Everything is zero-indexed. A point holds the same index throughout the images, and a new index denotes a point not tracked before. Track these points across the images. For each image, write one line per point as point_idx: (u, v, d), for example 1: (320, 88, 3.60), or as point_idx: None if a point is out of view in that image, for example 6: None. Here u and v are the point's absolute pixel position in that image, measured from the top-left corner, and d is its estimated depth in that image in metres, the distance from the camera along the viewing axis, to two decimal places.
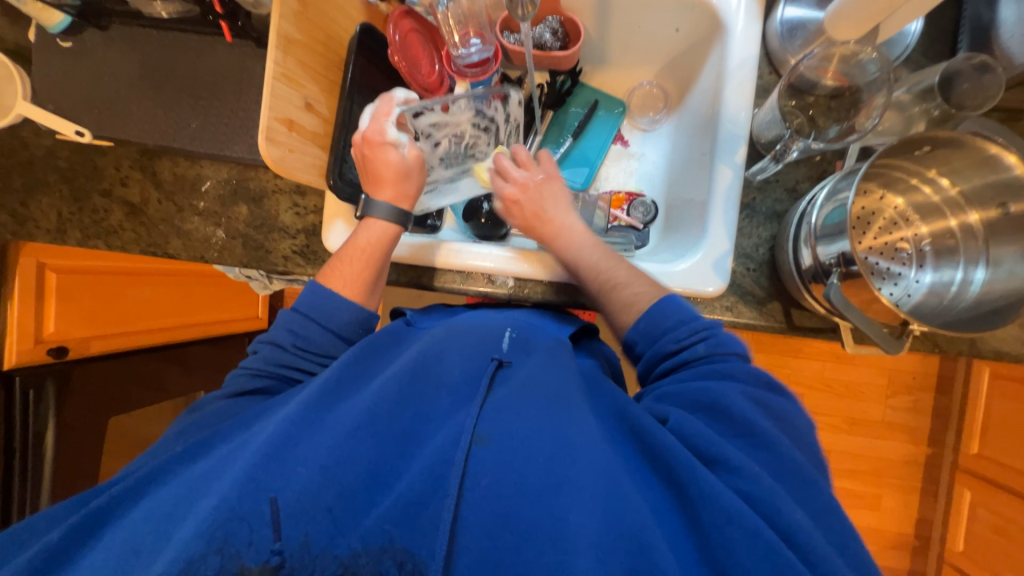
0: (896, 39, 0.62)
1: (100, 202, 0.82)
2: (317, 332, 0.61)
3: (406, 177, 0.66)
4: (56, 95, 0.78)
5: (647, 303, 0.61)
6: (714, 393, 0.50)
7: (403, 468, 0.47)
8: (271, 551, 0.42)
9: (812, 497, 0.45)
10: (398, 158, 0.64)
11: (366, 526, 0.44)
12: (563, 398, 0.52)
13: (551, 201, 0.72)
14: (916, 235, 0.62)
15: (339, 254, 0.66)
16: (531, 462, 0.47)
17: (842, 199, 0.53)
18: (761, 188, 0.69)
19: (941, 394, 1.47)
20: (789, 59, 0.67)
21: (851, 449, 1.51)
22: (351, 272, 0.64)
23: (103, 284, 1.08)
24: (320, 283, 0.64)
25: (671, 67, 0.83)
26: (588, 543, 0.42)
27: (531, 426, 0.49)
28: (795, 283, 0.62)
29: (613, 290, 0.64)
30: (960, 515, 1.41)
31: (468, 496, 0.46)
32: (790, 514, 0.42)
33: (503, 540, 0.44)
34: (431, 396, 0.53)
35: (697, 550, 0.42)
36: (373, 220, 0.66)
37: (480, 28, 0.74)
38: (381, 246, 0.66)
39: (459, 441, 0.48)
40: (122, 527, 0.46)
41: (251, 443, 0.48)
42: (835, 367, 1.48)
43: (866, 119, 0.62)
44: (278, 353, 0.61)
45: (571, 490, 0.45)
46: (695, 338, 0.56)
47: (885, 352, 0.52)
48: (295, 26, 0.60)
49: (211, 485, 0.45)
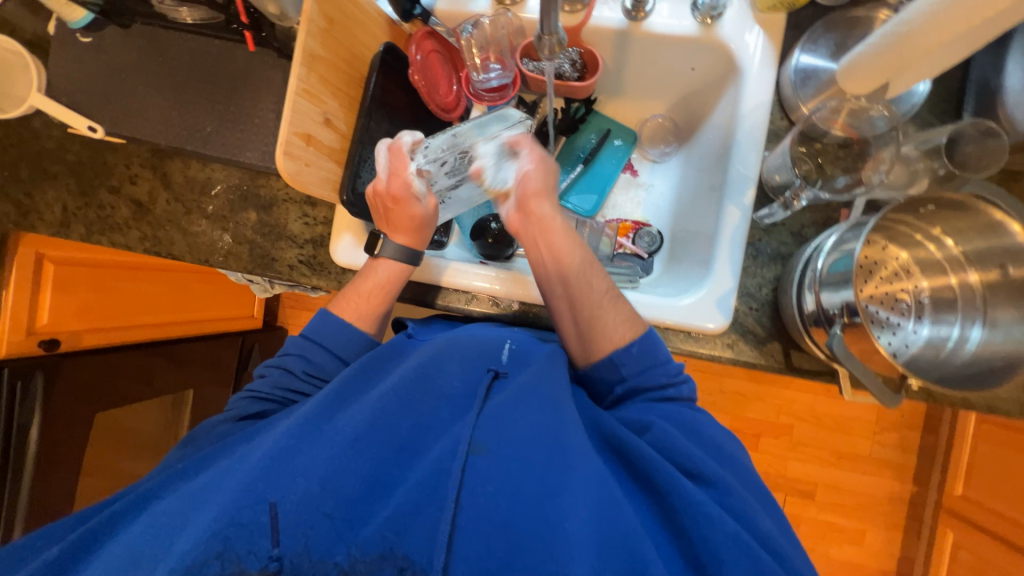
0: (904, 96, 0.65)
1: (107, 198, 0.82)
2: (326, 358, 0.63)
3: (425, 227, 0.67)
4: (72, 89, 0.78)
5: (626, 334, 0.58)
6: (689, 419, 0.55)
7: (400, 477, 0.47)
8: (269, 557, 0.41)
9: (760, 489, 0.52)
10: (420, 210, 0.66)
11: (363, 535, 0.43)
12: (559, 408, 0.51)
13: (549, 218, 0.62)
14: (916, 288, 0.63)
15: (353, 286, 0.67)
16: (527, 472, 0.46)
17: (848, 249, 0.54)
18: (767, 230, 0.70)
19: (927, 433, 1.49)
20: (800, 106, 0.69)
21: (837, 483, 1.52)
22: (364, 306, 0.65)
23: (100, 277, 1.08)
24: (331, 313, 0.65)
25: (683, 103, 0.85)
26: (587, 554, 0.41)
27: (528, 437, 0.48)
28: (797, 327, 0.63)
29: (593, 323, 0.59)
30: (942, 555, 1.42)
31: (465, 505, 0.45)
32: (758, 519, 0.46)
33: (499, 551, 0.43)
34: (428, 404, 0.52)
35: (683, 556, 0.44)
36: (386, 259, 0.66)
37: (500, 54, 0.76)
38: (396, 282, 0.67)
39: (457, 452, 0.47)
40: (120, 540, 0.46)
41: (253, 452, 0.48)
42: (826, 400, 1.50)
43: (872, 171, 0.65)
44: (285, 377, 0.62)
45: (568, 498, 0.44)
46: (681, 378, 0.58)
47: (883, 406, 0.52)
48: (320, 43, 0.61)
49: (210, 495, 0.45)
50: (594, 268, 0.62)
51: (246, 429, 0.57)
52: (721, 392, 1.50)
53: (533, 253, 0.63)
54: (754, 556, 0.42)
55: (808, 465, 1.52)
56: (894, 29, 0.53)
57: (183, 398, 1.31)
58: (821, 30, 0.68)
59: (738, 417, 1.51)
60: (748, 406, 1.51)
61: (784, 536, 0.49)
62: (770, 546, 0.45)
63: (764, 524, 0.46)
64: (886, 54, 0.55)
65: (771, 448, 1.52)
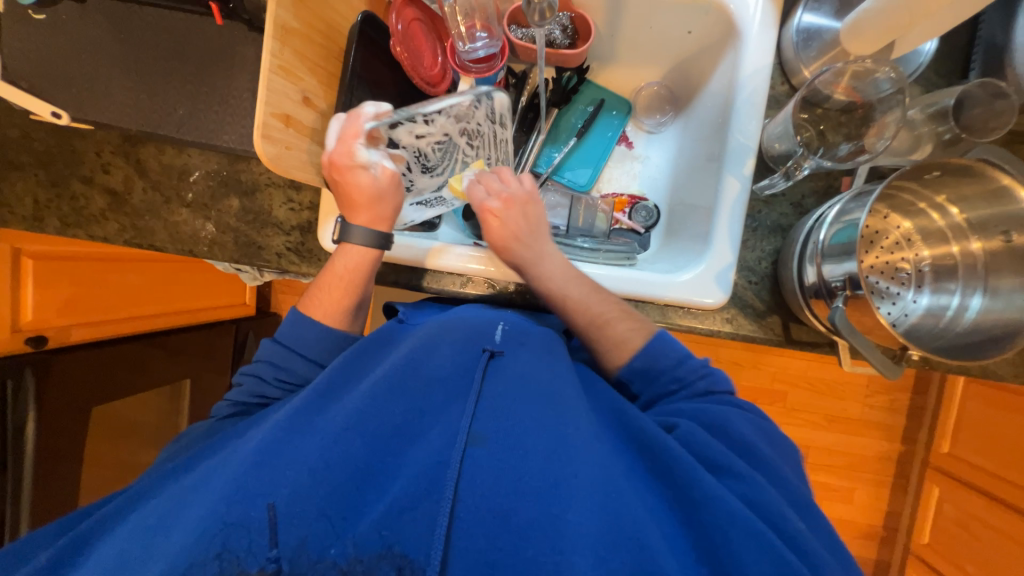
0: (910, 57, 0.62)
1: (80, 189, 0.78)
2: (297, 362, 0.61)
3: (380, 198, 0.61)
4: (30, 73, 0.73)
5: (639, 341, 0.60)
6: (717, 415, 0.53)
7: (397, 469, 0.46)
8: (267, 558, 0.41)
9: (793, 493, 0.49)
10: (370, 179, 0.59)
11: (360, 532, 0.43)
12: (558, 395, 0.51)
13: (530, 223, 0.66)
14: (917, 257, 0.63)
15: (318, 282, 0.64)
16: (527, 460, 0.46)
17: (852, 220, 0.53)
18: (767, 201, 0.68)
19: (916, 394, 1.52)
20: (802, 69, 0.66)
21: (829, 445, 1.56)
22: (330, 300, 0.62)
23: (86, 272, 1.05)
24: (301, 313, 0.62)
25: (680, 69, 0.82)
26: (588, 539, 0.42)
27: (526, 424, 0.48)
28: (797, 300, 0.62)
29: (602, 327, 0.61)
30: (928, 509, 1.48)
31: (464, 497, 0.44)
32: (789, 520, 0.44)
33: (500, 541, 0.43)
34: (424, 392, 0.51)
35: (694, 547, 0.44)
36: (351, 244, 0.63)
37: (486, 20, 0.71)
38: (362, 273, 0.63)
39: (455, 443, 0.47)
40: (111, 539, 0.46)
41: (245, 448, 0.47)
42: (819, 366, 1.52)
43: (875, 138, 0.63)
44: (259, 385, 0.61)
45: (571, 487, 0.44)
46: (695, 377, 0.58)
47: (885, 377, 0.52)
48: (293, 14, 0.56)
49: (202, 492, 0.45)
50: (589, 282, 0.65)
51: (234, 426, 0.57)
52: (716, 361, 1.51)
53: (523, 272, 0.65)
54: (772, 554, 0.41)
55: (801, 429, 1.56)
56: None
57: (180, 387, 1.30)
58: None
59: (734, 386, 1.53)
60: (744, 375, 1.53)
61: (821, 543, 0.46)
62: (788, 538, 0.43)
63: (796, 524, 0.44)
64: (892, 11, 0.52)
65: (766, 414, 1.55)
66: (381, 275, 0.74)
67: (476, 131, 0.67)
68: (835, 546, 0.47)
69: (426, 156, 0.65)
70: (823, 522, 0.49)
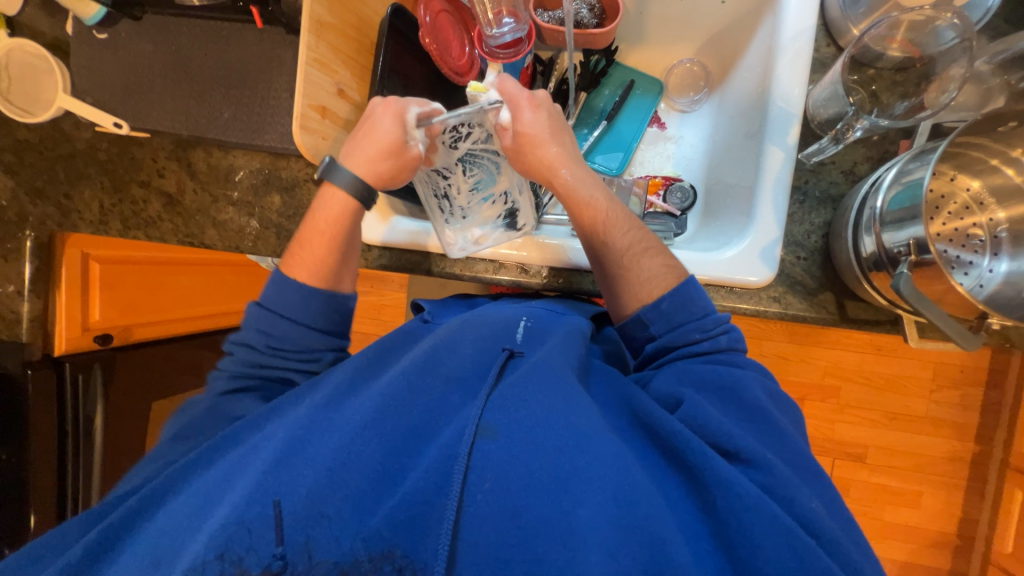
0: (976, 2, 0.57)
1: (139, 193, 0.83)
2: (285, 327, 0.59)
3: (391, 151, 0.60)
4: (95, 88, 0.79)
5: (669, 281, 0.57)
6: (730, 379, 0.50)
7: (409, 465, 0.44)
8: (272, 555, 0.38)
9: (804, 463, 0.46)
10: (388, 130, 0.60)
11: (370, 526, 0.40)
12: (571, 386, 0.47)
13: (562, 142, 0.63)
14: (992, 221, 0.57)
15: (305, 235, 0.63)
16: (540, 455, 0.43)
17: (914, 180, 0.49)
18: (815, 170, 0.64)
19: (991, 388, 1.39)
20: (850, 28, 0.62)
21: (890, 444, 1.45)
22: (315, 255, 0.61)
23: (146, 274, 1.11)
24: (286, 271, 0.62)
25: (715, 43, 0.79)
26: (602, 538, 0.38)
27: (537, 416, 0.45)
28: (853, 273, 0.58)
29: (637, 255, 0.59)
30: (1009, 516, 1.34)
31: (474, 492, 0.41)
32: (801, 501, 0.41)
33: (511, 536, 0.39)
34: (438, 388, 0.49)
35: (712, 535, 0.40)
36: (332, 187, 0.62)
37: (513, 7, 0.71)
38: (343, 225, 0.62)
39: (464, 434, 0.44)
40: (138, 543, 0.44)
41: (265, 443, 0.47)
42: (876, 359, 1.41)
43: (938, 93, 0.58)
44: (251, 354, 0.60)
45: (584, 484, 0.41)
46: (719, 330, 0.55)
47: (961, 348, 0.48)
48: (326, 9, 0.58)
49: (223, 488, 0.44)
50: (616, 209, 0.62)
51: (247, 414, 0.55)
52: (760, 355, 1.44)
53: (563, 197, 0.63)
54: (793, 542, 0.37)
55: (858, 426, 1.45)
56: None
57: None
58: None
59: (782, 381, 1.45)
60: (792, 368, 1.44)
61: (836, 521, 0.43)
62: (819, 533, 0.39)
63: (813, 508, 0.41)
64: None
65: (817, 411, 1.46)
66: (416, 265, 0.73)
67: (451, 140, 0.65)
68: (858, 536, 0.43)
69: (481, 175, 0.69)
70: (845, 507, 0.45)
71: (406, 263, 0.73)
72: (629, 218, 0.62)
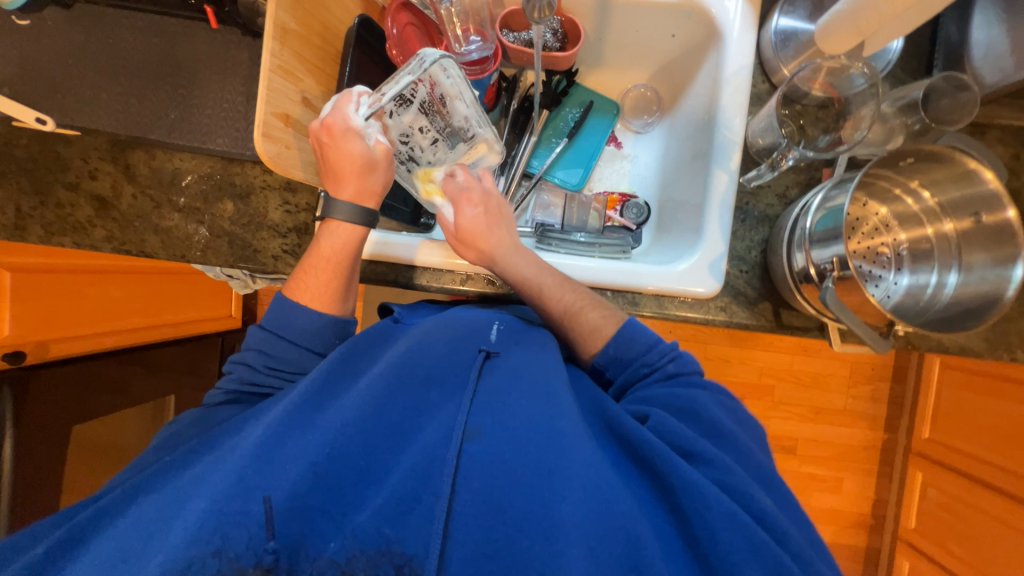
0: (879, 55, 0.67)
1: (65, 195, 0.76)
2: (286, 349, 0.59)
3: (373, 169, 0.59)
4: (12, 78, 0.71)
5: (612, 328, 0.60)
6: (688, 400, 0.52)
7: (394, 462, 0.44)
8: (265, 550, 0.38)
9: (762, 472, 0.49)
10: (362, 148, 0.57)
11: (359, 522, 0.41)
12: (551, 390, 0.49)
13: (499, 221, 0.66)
14: (895, 241, 0.67)
15: (305, 262, 0.62)
16: (523, 454, 0.44)
17: (835, 205, 0.56)
18: (754, 192, 0.71)
19: (895, 383, 1.58)
20: (781, 67, 0.70)
21: (816, 436, 1.60)
22: (318, 282, 0.60)
23: (67, 284, 0.99)
24: (288, 297, 0.61)
25: (665, 71, 0.85)
26: (583, 533, 0.40)
27: (523, 417, 0.46)
28: (787, 285, 0.65)
29: (575, 317, 0.61)
30: (912, 495, 1.52)
31: (462, 491, 0.42)
32: (759, 500, 0.44)
33: (495, 531, 0.41)
34: (420, 390, 0.49)
35: (679, 535, 0.43)
36: (335, 220, 0.61)
37: (480, 25, 0.72)
38: (347, 250, 0.61)
39: (452, 436, 0.45)
40: (106, 538, 0.42)
41: (242, 442, 0.45)
42: (804, 360, 1.56)
43: (852, 130, 0.67)
44: (250, 373, 0.59)
45: (566, 481, 0.42)
46: (664, 359, 0.57)
47: (874, 351, 0.55)
48: (292, 16, 0.57)
49: (200, 488, 0.42)
50: (556, 277, 0.64)
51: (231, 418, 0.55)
52: (705, 359, 1.54)
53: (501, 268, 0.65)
54: (751, 540, 0.40)
55: (790, 421, 1.60)
56: None
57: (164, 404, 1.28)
58: None
59: (725, 382, 1.56)
60: (733, 370, 1.56)
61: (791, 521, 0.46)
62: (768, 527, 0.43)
63: (765, 504, 0.44)
64: (862, 14, 0.57)
65: (755, 409, 1.59)
66: (382, 276, 0.73)
67: (417, 108, 0.57)
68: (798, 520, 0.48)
69: (441, 128, 0.61)
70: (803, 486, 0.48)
71: (370, 274, 0.72)
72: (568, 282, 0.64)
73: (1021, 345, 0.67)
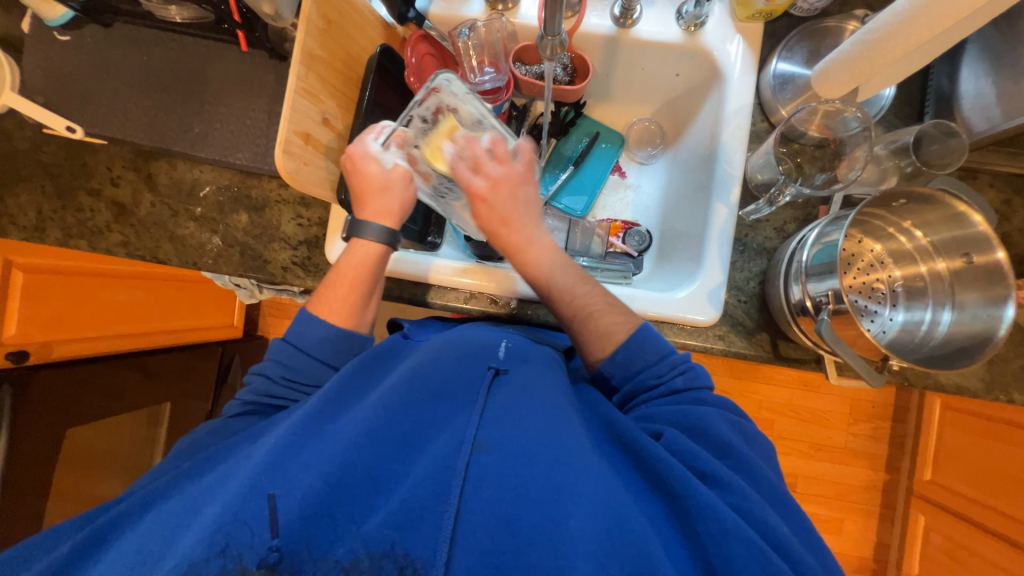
0: (872, 101, 0.71)
1: (86, 201, 0.78)
2: (304, 361, 0.60)
3: (389, 188, 0.63)
4: (49, 89, 0.75)
5: (625, 333, 0.59)
6: (695, 417, 0.52)
7: (403, 473, 0.45)
8: (268, 547, 0.39)
9: (773, 492, 0.48)
10: (378, 170, 0.62)
11: (369, 530, 0.41)
12: (561, 410, 0.50)
13: (520, 209, 0.64)
14: (890, 277, 0.68)
15: (328, 279, 0.63)
16: (532, 467, 0.44)
17: (830, 241, 0.58)
18: (753, 225, 0.74)
19: (896, 422, 1.57)
20: (779, 109, 0.74)
21: (817, 474, 1.58)
22: (338, 298, 0.62)
23: (77, 286, 1.02)
24: (309, 310, 0.62)
25: (669, 107, 0.89)
26: (591, 547, 0.39)
27: (532, 432, 0.47)
28: (784, 316, 0.66)
29: (585, 320, 0.61)
30: (915, 539, 1.48)
31: (469, 501, 0.42)
32: (771, 522, 0.43)
33: (503, 542, 0.40)
34: (430, 403, 0.50)
35: (692, 557, 0.42)
36: (359, 239, 0.63)
37: (494, 57, 0.78)
38: (367, 268, 0.63)
39: (462, 448, 0.45)
40: (126, 541, 0.43)
41: (256, 451, 0.46)
42: (804, 395, 1.56)
43: (847, 170, 0.69)
44: (267, 383, 0.60)
45: (573, 495, 0.42)
46: (674, 372, 0.57)
47: (870, 386, 0.56)
48: (319, 43, 0.61)
49: (215, 495, 0.43)
50: (574, 271, 0.64)
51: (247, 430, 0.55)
52: None
53: (516, 257, 0.64)
54: (767, 563, 0.40)
55: (790, 457, 1.58)
56: (860, 39, 0.58)
57: (160, 412, 1.26)
58: (796, 40, 0.74)
59: None
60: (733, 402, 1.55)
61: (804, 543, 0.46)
62: (786, 552, 0.42)
63: (778, 527, 0.43)
64: (856, 61, 0.60)
65: None
66: (387, 292, 0.75)
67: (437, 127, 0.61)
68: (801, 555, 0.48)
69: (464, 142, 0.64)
70: (801, 517, 0.48)
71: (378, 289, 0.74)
72: (589, 280, 0.64)
73: (1018, 387, 0.67)
